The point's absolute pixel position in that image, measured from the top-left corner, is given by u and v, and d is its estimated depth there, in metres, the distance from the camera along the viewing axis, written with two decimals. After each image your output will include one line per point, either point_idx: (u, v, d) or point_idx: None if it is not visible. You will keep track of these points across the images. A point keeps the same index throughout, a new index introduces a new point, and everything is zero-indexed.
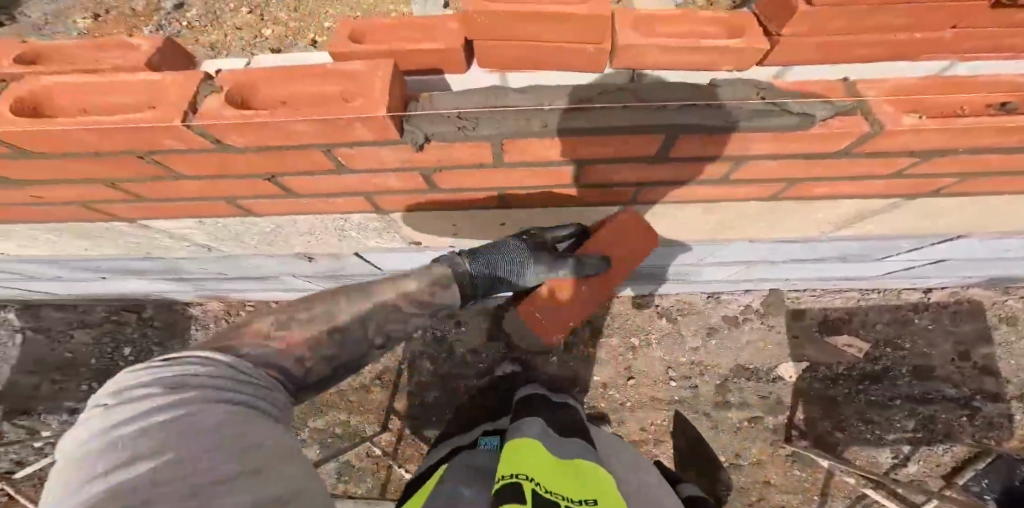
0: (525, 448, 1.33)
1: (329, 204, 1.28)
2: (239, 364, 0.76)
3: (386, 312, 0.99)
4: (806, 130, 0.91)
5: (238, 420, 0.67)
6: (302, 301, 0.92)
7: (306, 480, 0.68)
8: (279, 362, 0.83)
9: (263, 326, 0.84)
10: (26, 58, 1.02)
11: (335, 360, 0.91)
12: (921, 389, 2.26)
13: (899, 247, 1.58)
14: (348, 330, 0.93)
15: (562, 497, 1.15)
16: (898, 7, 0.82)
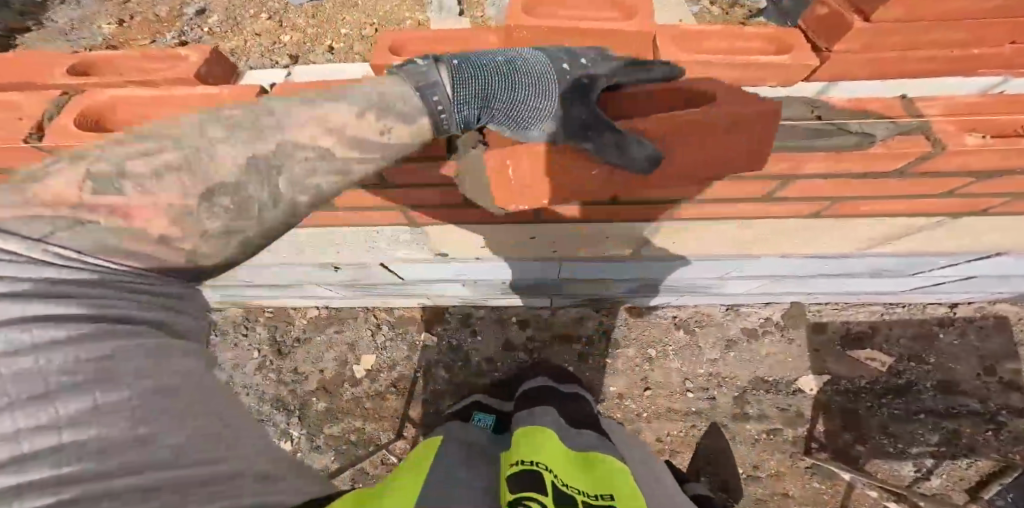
0: (537, 442, 1.33)
1: (362, 216, 1.29)
2: (52, 251, 0.62)
3: (307, 165, 0.76)
4: (864, 149, 0.92)
5: (50, 363, 0.57)
6: (163, 136, 0.69)
7: (168, 416, 0.63)
8: (120, 244, 0.66)
9: (81, 178, 0.64)
10: (77, 69, 1.04)
11: (234, 234, 0.73)
12: (945, 404, 2.23)
13: (932, 263, 1.56)
14: (236, 187, 0.71)
15: (579, 492, 1.14)
16: (954, 21, 0.85)
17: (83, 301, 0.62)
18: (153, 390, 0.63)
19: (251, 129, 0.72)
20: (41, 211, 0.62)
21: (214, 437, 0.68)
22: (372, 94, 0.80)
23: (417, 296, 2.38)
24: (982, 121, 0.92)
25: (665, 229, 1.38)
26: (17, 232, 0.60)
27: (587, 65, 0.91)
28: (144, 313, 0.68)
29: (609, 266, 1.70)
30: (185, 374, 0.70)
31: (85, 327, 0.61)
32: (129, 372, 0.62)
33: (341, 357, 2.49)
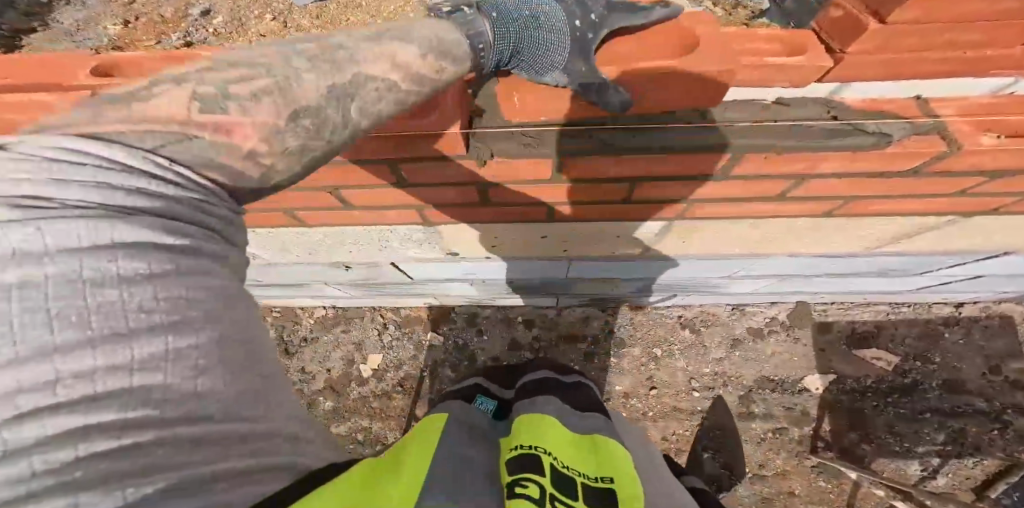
0: (534, 423, 0.95)
1: (378, 215, 1.30)
2: (153, 160, 0.58)
3: (379, 95, 0.71)
4: (880, 148, 0.97)
5: (133, 296, 0.53)
6: (245, 61, 0.65)
7: (228, 367, 0.59)
8: (215, 161, 0.62)
9: (188, 96, 0.61)
10: (99, 70, 1.05)
11: (304, 155, 0.68)
12: (951, 403, 2.24)
13: (941, 262, 1.57)
14: (318, 110, 0.66)
15: (578, 473, 0.81)
16: (976, 24, 0.79)
17: (169, 227, 0.57)
18: (217, 340, 0.58)
19: (326, 61, 0.67)
20: (148, 125, 0.58)
21: (261, 395, 0.63)
22: (431, 36, 0.76)
23: (424, 296, 2.39)
24: (1000, 121, 0.95)
25: (677, 228, 1.39)
26: (134, 144, 0.57)
27: (598, 22, 0.89)
28: (214, 250, 0.62)
29: (619, 265, 1.72)
30: (244, 322, 0.64)
31: (166, 262, 0.56)
32: (199, 316, 0.57)
33: (348, 357, 2.50)
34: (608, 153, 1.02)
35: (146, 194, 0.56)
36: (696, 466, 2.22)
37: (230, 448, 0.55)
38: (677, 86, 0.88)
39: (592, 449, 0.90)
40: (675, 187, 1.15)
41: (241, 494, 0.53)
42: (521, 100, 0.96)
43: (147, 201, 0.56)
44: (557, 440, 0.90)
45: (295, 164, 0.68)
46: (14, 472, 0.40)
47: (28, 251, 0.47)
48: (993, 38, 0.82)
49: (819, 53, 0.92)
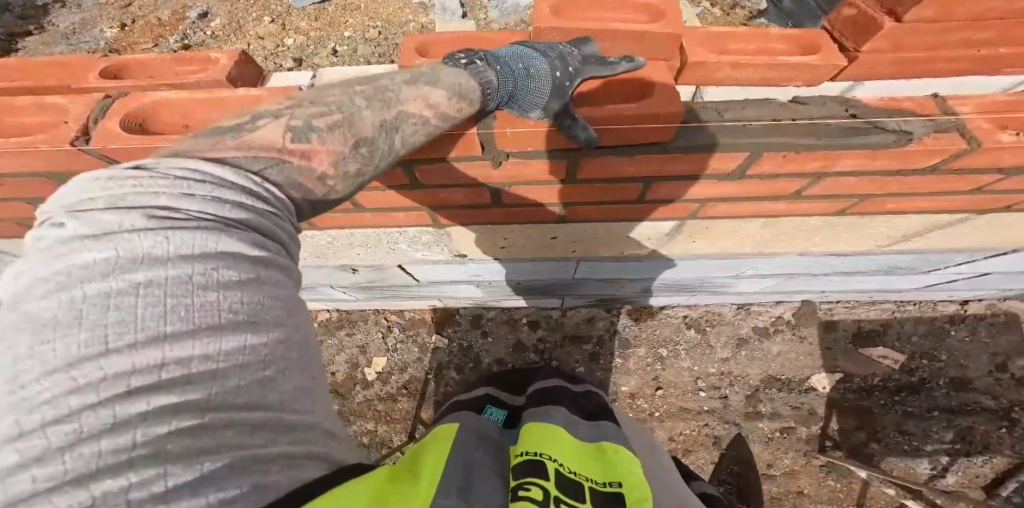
0: (541, 428, 0.91)
1: (388, 218, 1.29)
2: (252, 179, 0.59)
3: (419, 130, 0.77)
4: (900, 147, 0.92)
5: (226, 298, 0.50)
6: (315, 99, 0.70)
7: (296, 368, 0.55)
8: (298, 182, 0.65)
9: (283, 127, 0.66)
10: (109, 71, 1.06)
11: (358, 178, 0.73)
12: (958, 401, 2.24)
13: (950, 260, 1.58)
14: (372, 141, 0.72)
15: (586, 478, 0.80)
16: (988, 22, 0.85)
17: (258, 241, 0.56)
18: (286, 343, 0.54)
19: (379, 100, 0.74)
20: (256, 151, 0.62)
21: (318, 393, 0.58)
22: (450, 81, 0.81)
23: (429, 298, 2.38)
24: (1016, 118, 0.92)
25: (687, 228, 1.39)
26: (242, 165, 0.59)
27: (575, 72, 0.89)
28: (287, 262, 0.60)
29: (627, 265, 1.70)
30: (309, 334, 0.61)
31: (251, 269, 0.53)
32: (273, 319, 0.54)
33: (352, 360, 2.48)
34: (621, 154, 0.99)
35: (245, 208, 0.56)
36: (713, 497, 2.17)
37: (285, 437, 0.50)
38: (636, 128, 0.91)
39: (601, 460, 0.87)
40: (688, 187, 1.11)
41: (290, 481, 0.47)
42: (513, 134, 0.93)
43: (244, 214, 0.56)
44: (566, 448, 0.87)
45: (348, 186, 0.72)
46: (119, 441, 0.40)
47: (153, 254, 0.48)
48: (1006, 35, 0.88)
49: (834, 53, 0.98)
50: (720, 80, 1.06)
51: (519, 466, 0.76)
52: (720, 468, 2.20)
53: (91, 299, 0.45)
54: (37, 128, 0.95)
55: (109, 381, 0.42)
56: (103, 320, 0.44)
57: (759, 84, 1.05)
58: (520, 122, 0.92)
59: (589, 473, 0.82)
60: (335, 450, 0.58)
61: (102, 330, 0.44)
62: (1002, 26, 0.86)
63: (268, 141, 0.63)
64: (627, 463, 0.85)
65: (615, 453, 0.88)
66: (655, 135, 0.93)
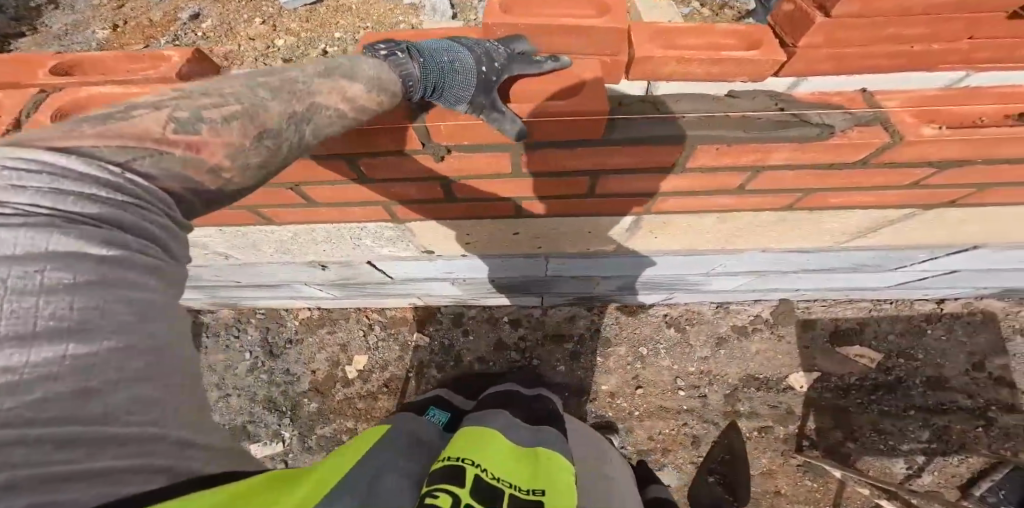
0: (481, 435, 0.95)
1: (344, 212, 1.29)
2: (109, 168, 0.57)
3: (335, 122, 0.77)
4: (824, 140, 0.95)
5: (48, 304, 0.52)
6: (210, 90, 0.69)
7: (130, 378, 0.56)
8: (180, 173, 0.64)
9: (165, 117, 0.64)
10: (60, 68, 1.08)
11: (259, 170, 0.72)
12: (935, 400, 2.24)
13: (914, 258, 1.59)
14: (278, 133, 0.71)
15: (509, 485, 0.78)
16: (914, 17, 0.85)
17: (106, 239, 0.56)
18: (124, 350, 0.56)
19: (288, 93, 0.73)
20: (123, 141, 0.59)
21: (174, 400, 0.61)
22: (369, 74, 0.81)
23: (408, 297, 2.37)
24: (939, 113, 0.96)
25: (647, 224, 1.39)
26: (96, 155, 0.57)
27: (501, 69, 0.88)
28: (151, 262, 0.61)
29: (595, 260, 1.69)
30: (170, 337, 0.63)
31: (88, 271, 0.55)
32: (112, 324, 0.56)
33: (333, 358, 2.47)
34: (563, 147, 1.00)
35: (95, 200, 0.56)
36: (694, 487, 2.20)
37: (106, 451, 0.52)
38: (558, 123, 0.93)
39: (534, 465, 0.87)
40: (636, 181, 1.12)
41: (92, 497, 0.48)
42: (448, 130, 0.94)
43: (93, 208, 0.56)
44: (497, 453, 0.88)
45: (245, 179, 0.71)
46: None
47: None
48: (935, 30, 0.87)
49: (774, 48, 0.96)
50: (667, 75, 1.02)
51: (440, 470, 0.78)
52: (707, 460, 2.23)
53: None
54: None
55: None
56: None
57: (704, 80, 1.02)
58: (453, 117, 0.93)
59: (514, 479, 0.81)
60: (186, 457, 0.60)
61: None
62: (930, 22, 0.86)
63: (145, 130, 0.62)
64: (557, 470, 0.86)
65: (546, 458, 0.90)
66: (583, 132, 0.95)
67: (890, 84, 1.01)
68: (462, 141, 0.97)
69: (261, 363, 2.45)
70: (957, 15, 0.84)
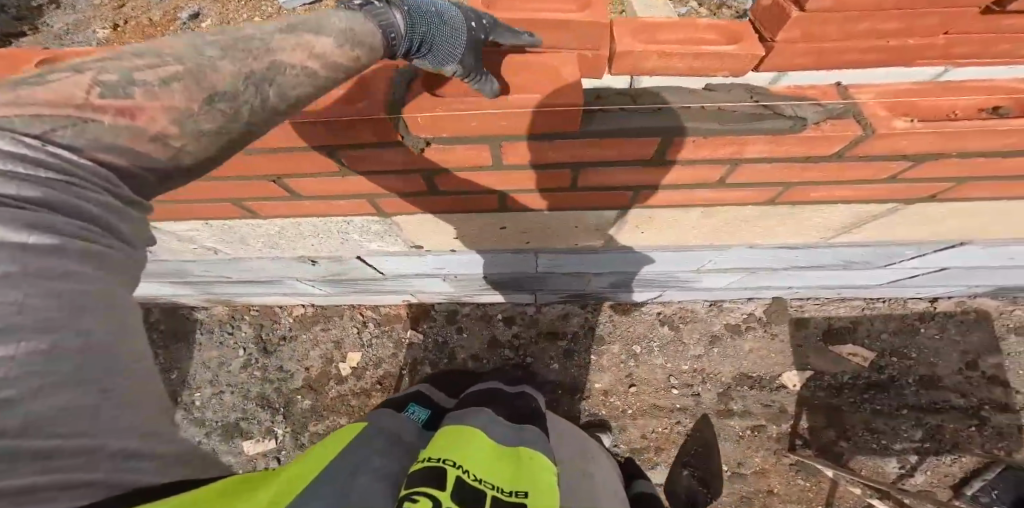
0: (464, 433, 0.94)
1: (329, 206, 1.30)
2: (24, 141, 0.52)
3: (302, 83, 0.66)
4: (797, 133, 0.95)
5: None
6: (149, 50, 0.59)
7: (57, 384, 0.51)
8: (114, 144, 0.57)
9: (88, 82, 0.56)
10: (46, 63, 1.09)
11: (213, 139, 0.63)
12: (929, 399, 2.22)
13: (902, 254, 1.59)
14: (234, 95, 0.61)
15: (491, 487, 0.78)
16: (888, 12, 0.84)
17: (29, 227, 0.51)
18: (48, 353, 0.51)
19: (242, 50, 0.62)
20: (38, 109, 0.53)
21: (116, 408, 0.56)
22: (340, 26, 0.69)
23: (401, 294, 2.34)
24: (914, 106, 0.96)
25: (632, 218, 1.38)
26: (9, 128, 0.52)
27: (490, 27, 0.88)
28: (87, 249, 0.56)
29: (584, 255, 1.68)
30: (110, 336, 0.57)
31: (8, 262, 0.49)
32: (35, 323, 0.50)
33: (327, 355, 2.45)
34: (542, 140, 1.00)
35: (12, 177, 0.51)
36: (670, 481, 2.17)
37: (27, 471, 0.46)
38: (536, 117, 0.92)
39: (516, 465, 0.87)
40: (616, 174, 1.12)
41: None
42: (427, 122, 0.93)
43: (15, 187, 0.51)
44: (479, 452, 0.87)
45: (199, 146, 0.62)
46: None
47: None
48: (910, 24, 0.87)
49: (754, 43, 0.96)
50: (650, 71, 1.01)
51: (419, 472, 0.77)
52: (681, 453, 2.21)
53: None
54: None
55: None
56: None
57: (687, 75, 1.01)
58: (433, 108, 0.91)
59: (497, 480, 0.80)
60: (126, 470, 0.55)
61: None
62: (905, 16, 0.85)
63: (68, 98, 0.55)
64: (539, 471, 0.86)
65: (529, 459, 0.90)
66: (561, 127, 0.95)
67: (864, 79, 1.02)
68: (443, 131, 0.95)
69: (254, 360, 2.44)
70: (931, 9, 0.83)
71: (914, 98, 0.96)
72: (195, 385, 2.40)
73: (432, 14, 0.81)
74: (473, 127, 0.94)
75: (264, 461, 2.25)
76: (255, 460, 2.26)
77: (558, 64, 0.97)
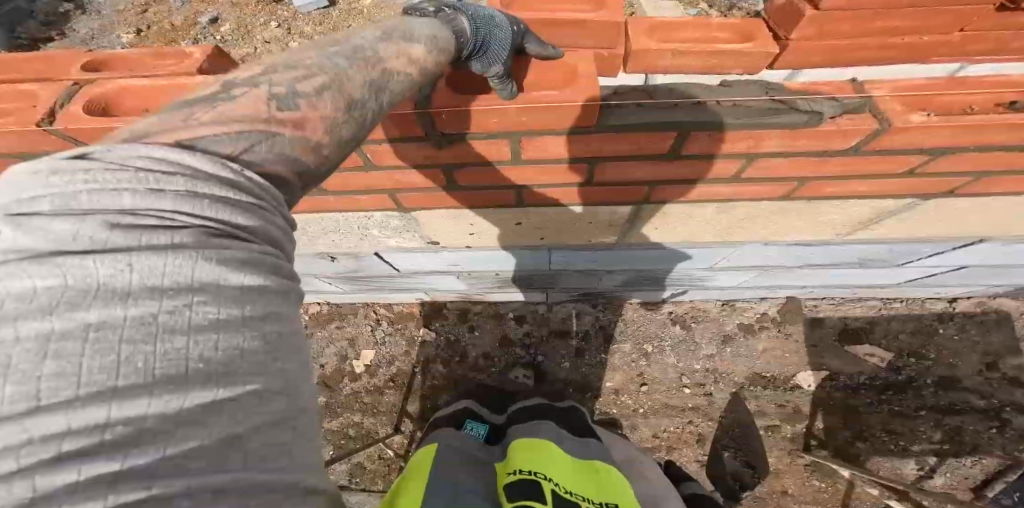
0: (541, 445, 1.10)
1: (352, 201, 1.34)
2: (229, 166, 0.48)
3: (405, 89, 0.68)
4: (814, 126, 0.96)
5: (196, 344, 0.40)
6: (292, 63, 0.60)
7: (274, 423, 0.44)
8: (290, 156, 0.55)
9: (265, 95, 0.56)
10: (91, 65, 1.18)
11: (351, 146, 0.62)
12: (947, 400, 2.19)
13: (921, 252, 1.58)
14: (363, 104, 0.63)
15: (582, 498, 0.96)
16: (903, 10, 0.85)
17: (248, 260, 0.45)
18: (266, 397, 0.44)
19: (360, 59, 0.64)
20: (240, 125, 0.52)
21: (304, 441, 0.47)
22: (425, 33, 0.74)
23: (414, 292, 2.35)
24: (932, 100, 0.97)
25: (647, 213, 1.38)
26: (214, 150, 0.49)
27: (522, 31, 0.91)
28: (284, 283, 0.50)
29: (598, 252, 1.68)
30: (302, 374, 0.49)
31: (233, 305, 0.43)
32: (253, 366, 0.43)
33: (342, 352, 2.47)
34: (558, 135, 1.01)
35: (228, 204, 0.46)
36: (714, 469, 2.15)
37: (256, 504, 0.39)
38: (559, 114, 0.94)
39: (596, 476, 1.05)
40: (635, 168, 1.13)
41: None
42: (450, 118, 0.94)
43: (232, 214, 0.46)
44: (561, 465, 1.05)
45: (343, 154, 0.61)
46: None
47: (108, 287, 0.38)
48: (927, 23, 0.88)
49: (766, 40, 0.97)
50: (665, 69, 1.03)
51: (511, 486, 0.94)
52: (720, 434, 2.20)
53: (25, 344, 0.35)
54: (11, 111, 1.06)
55: (34, 446, 0.33)
56: (37, 372, 0.34)
57: (701, 73, 1.02)
58: (455, 102, 0.93)
59: (586, 492, 0.98)
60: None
61: (34, 384, 0.34)
62: (917, 14, 0.86)
63: (250, 110, 0.54)
64: (616, 484, 1.04)
65: (605, 472, 1.07)
66: (576, 121, 0.96)
67: (880, 76, 1.02)
68: (468, 126, 0.97)
69: None
70: (945, 7, 0.84)
71: (929, 92, 0.96)
72: None
73: (493, 19, 0.84)
74: (498, 123, 0.96)
75: None
76: None
77: (574, 62, 0.99)
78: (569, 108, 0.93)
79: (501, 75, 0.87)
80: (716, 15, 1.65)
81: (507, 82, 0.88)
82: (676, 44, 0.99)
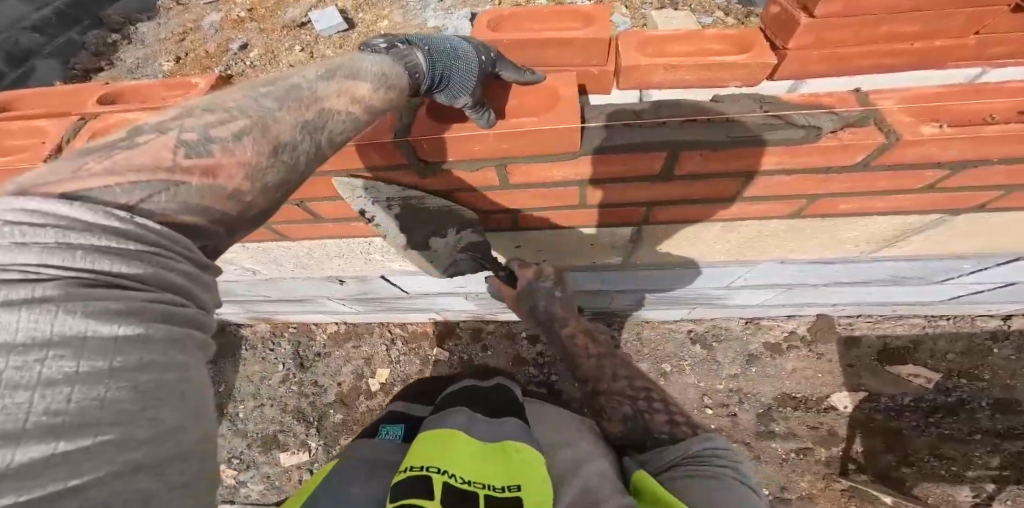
0: (444, 438, 1.04)
1: (349, 227, 1.34)
2: (114, 213, 0.48)
3: (348, 127, 0.70)
4: (811, 143, 0.89)
5: (42, 397, 0.40)
6: (211, 105, 0.61)
7: (130, 471, 0.43)
8: (200, 205, 0.56)
9: (172, 142, 0.56)
10: (108, 97, 1.24)
11: (280, 191, 0.64)
12: (1005, 424, 1.98)
13: (960, 268, 1.44)
14: (294, 146, 0.64)
15: (479, 487, 0.91)
16: (906, 14, 0.79)
17: (123, 309, 0.46)
18: (124, 449, 0.43)
19: (293, 100, 0.66)
20: (137, 175, 0.52)
21: (173, 487, 0.46)
22: (374, 70, 0.76)
23: (427, 312, 2.34)
24: (945, 110, 0.88)
25: (649, 235, 1.33)
26: (106, 201, 0.49)
27: (493, 59, 0.91)
28: (172, 331, 0.50)
29: (605, 272, 1.62)
30: (184, 422, 0.48)
31: (97, 357, 0.43)
32: (114, 416, 0.43)
33: (358, 371, 2.47)
34: (547, 159, 0.97)
35: (110, 253, 0.46)
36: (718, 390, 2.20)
37: None
38: (538, 140, 0.91)
39: (507, 458, 1.00)
40: (633, 190, 1.08)
41: None
42: (430, 148, 0.94)
43: (110, 262, 0.46)
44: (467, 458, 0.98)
45: (270, 199, 0.63)
46: None
47: None
48: (933, 26, 0.82)
49: (764, 50, 0.92)
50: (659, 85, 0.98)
51: (401, 483, 0.91)
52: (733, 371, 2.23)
53: None
54: (27, 147, 1.13)
55: None
56: None
57: (698, 86, 0.97)
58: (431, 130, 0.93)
59: (489, 479, 0.93)
60: None
61: None
62: (924, 19, 0.80)
63: (154, 159, 0.54)
64: (526, 461, 0.99)
65: (518, 452, 1.02)
66: (565, 146, 0.93)
67: (888, 84, 0.94)
68: (446, 155, 0.96)
69: (290, 375, 2.49)
70: (953, 9, 0.78)
71: (944, 101, 0.89)
72: (236, 397, 2.46)
73: (456, 52, 0.85)
74: (477, 148, 0.94)
75: (298, 472, 2.27)
76: (289, 472, 2.28)
77: (557, 81, 0.96)
78: (549, 132, 0.89)
79: (477, 106, 0.87)
80: (730, 23, 1.60)
81: (485, 112, 0.88)
82: (669, 58, 0.94)
